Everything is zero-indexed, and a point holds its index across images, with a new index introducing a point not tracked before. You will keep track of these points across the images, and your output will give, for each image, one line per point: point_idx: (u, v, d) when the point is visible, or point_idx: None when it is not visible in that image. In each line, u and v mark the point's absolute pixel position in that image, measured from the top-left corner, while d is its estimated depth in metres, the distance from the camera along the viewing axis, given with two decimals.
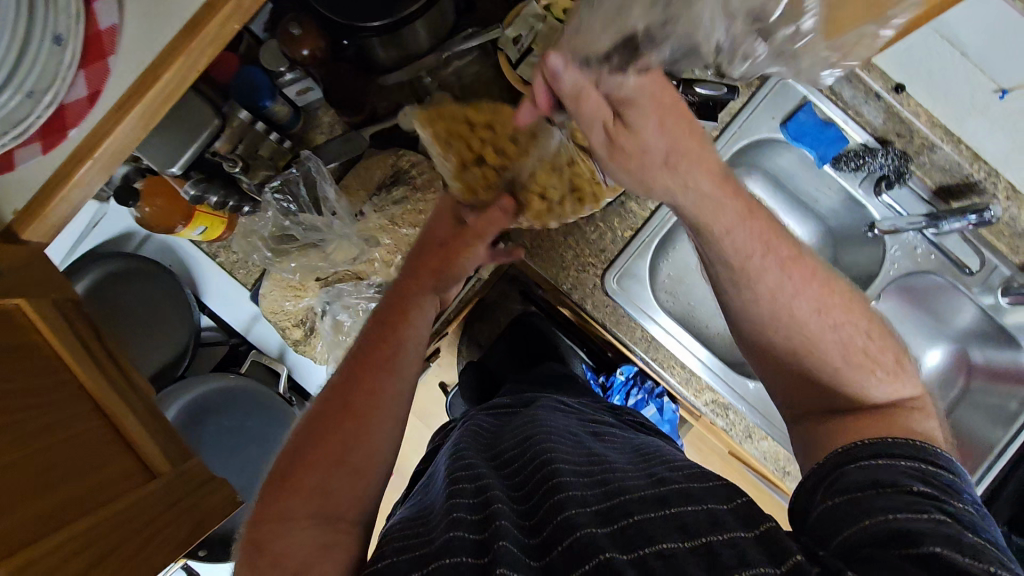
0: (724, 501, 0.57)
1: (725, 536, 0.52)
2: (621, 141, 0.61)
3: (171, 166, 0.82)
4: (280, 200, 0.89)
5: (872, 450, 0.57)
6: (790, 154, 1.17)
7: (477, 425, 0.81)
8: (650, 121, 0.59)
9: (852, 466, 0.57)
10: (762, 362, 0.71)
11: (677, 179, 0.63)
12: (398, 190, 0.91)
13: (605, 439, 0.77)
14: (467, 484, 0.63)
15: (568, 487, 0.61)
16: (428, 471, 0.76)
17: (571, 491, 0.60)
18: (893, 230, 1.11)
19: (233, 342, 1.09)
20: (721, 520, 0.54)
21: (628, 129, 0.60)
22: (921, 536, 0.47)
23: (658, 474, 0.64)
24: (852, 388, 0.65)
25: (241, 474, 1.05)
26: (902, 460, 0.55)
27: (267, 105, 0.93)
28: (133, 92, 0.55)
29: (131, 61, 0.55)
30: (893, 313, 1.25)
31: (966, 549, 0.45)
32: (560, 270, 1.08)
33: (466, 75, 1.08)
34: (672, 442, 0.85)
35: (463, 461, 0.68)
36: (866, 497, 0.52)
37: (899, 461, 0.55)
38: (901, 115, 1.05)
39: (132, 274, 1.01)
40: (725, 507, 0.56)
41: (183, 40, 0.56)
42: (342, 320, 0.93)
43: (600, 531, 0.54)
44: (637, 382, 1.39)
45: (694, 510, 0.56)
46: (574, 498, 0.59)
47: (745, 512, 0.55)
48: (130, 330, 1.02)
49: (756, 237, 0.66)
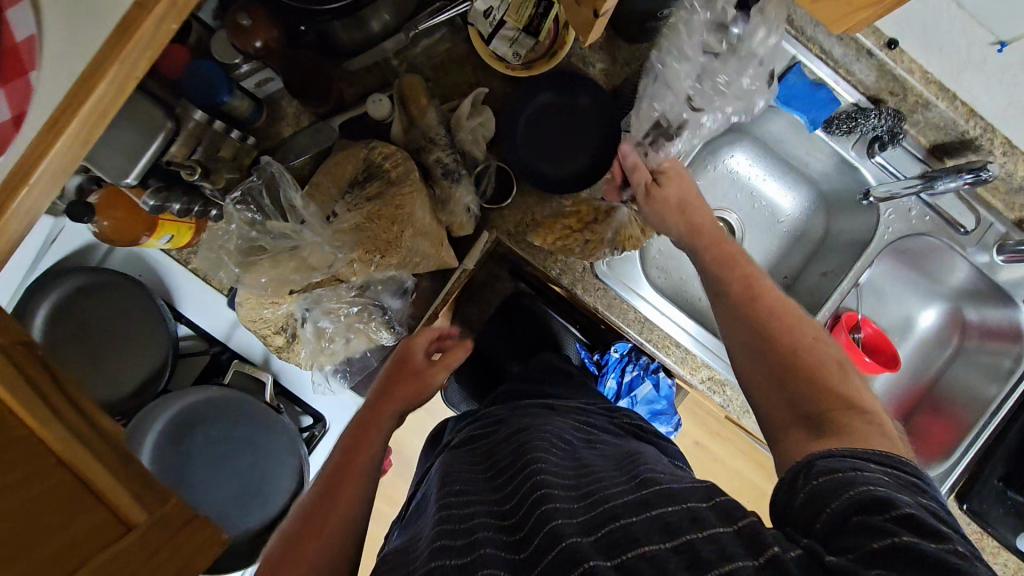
0: (703, 498, 0.56)
1: (704, 535, 0.51)
2: (655, 191, 0.93)
3: (126, 176, 0.78)
4: (243, 209, 0.84)
5: (841, 449, 0.61)
6: (780, 119, 1.13)
7: (469, 439, 0.81)
8: (674, 183, 0.94)
9: (828, 459, 0.59)
10: (745, 361, 0.78)
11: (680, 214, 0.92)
12: (372, 186, 0.88)
13: (591, 443, 0.75)
14: (456, 510, 0.64)
15: (553, 497, 0.60)
16: (423, 491, 0.77)
17: (557, 500, 0.59)
18: (888, 196, 1.05)
19: (214, 352, 1.04)
20: (701, 517, 0.53)
21: (660, 185, 0.93)
22: (895, 519, 0.50)
23: (643, 475, 0.62)
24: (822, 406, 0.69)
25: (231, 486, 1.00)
26: (870, 459, 0.58)
27: (227, 100, 0.87)
28: (64, 108, 0.50)
29: (57, 72, 0.50)
30: (886, 276, 1.24)
31: (933, 536, 0.49)
32: (547, 256, 1.04)
33: (436, 54, 1.02)
34: (662, 445, 0.84)
35: (454, 484, 0.69)
36: (843, 484, 0.55)
37: (870, 460, 0.58)
38: (892, 73, 1.00)
39: (101, 288, 0.97)
40: (706, 505, 0.55)
41: (115, 44, 0.50)
42: (325, 326, 0.91)
43: (585, 539, 0.54)
44: (632, 358, 1.38)
45: (675, 510, 0.54)
46: (561, 508, 0.58)
47: (724, 508, 0.54)
48: (105, 347, 0.98)
49: (737, 269, 0.85)
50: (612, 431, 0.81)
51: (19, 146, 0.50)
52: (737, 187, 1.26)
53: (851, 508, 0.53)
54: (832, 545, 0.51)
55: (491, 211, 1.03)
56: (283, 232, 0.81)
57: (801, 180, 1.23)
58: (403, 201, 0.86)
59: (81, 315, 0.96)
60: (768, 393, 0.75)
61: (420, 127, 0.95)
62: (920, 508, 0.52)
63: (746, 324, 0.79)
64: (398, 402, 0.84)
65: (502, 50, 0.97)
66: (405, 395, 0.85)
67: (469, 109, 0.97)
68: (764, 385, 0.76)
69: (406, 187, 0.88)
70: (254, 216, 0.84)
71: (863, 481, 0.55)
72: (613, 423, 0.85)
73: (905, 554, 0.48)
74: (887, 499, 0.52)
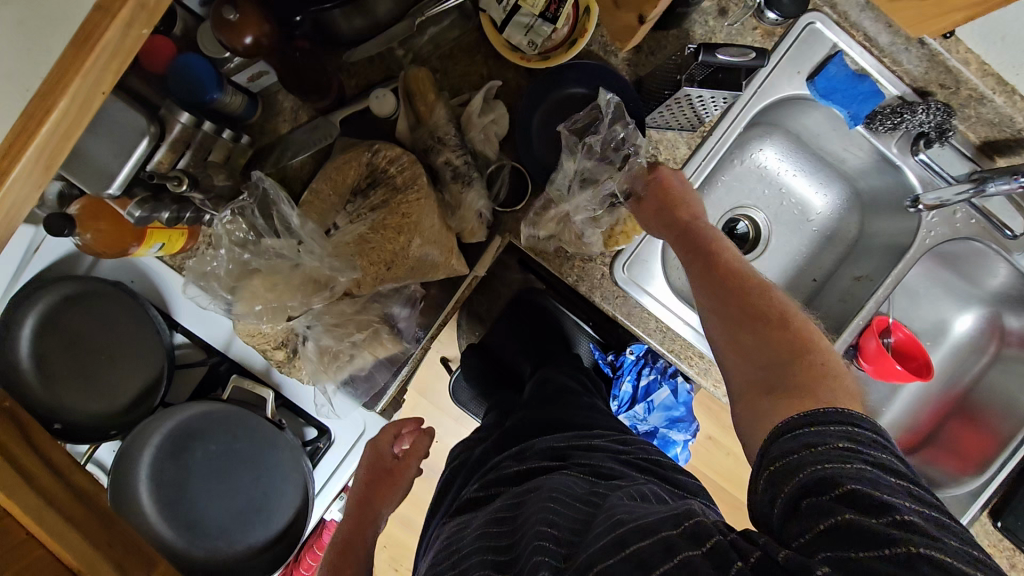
0: (675, 525, 0.53)
1: (678, 561, 0.49)
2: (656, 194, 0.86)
3: (108, 186, 0.72)
4: (233, 227, 0.79)
5: (790, 417, 0.59)
6: (817, 113, 1.04)
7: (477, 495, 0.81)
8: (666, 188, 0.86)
9: (787, 436, 0.57)
10: (716, 327, 0.75)
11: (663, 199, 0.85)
12: (377, 194, 0.82)
13: (599, 482, 0.71)
14: None
15: (544, 550, 0.57)
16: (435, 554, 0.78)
17: (545, 553, 0.57)
18: (938, 204, 0.97)
19: (211, 361, 0.97)
20: (673, 545, 0.51)
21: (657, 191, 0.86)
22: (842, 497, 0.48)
23: (633, 513, 0.59)
24: (787, 382, 0.64)
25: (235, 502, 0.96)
26: (830, 426, 0.55)
27: (217, 98, 0.79)
28: (18, 132, 0.43)
29: (10, 89, 0.44)
30: (921, 277, 1.15)
31: (875, 515, 0.46)
32: (565, 262, 0.97)
33: (444, 42, 0.93)
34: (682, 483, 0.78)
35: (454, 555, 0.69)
36: (793, 467, 0.53)
37: (828, 427, 0.54)
38: (946, 64, 0.92)
39: (92, 295, 0.91)
40: (675, 530, 0.53)
41: (74, 59, 0.43)
42: (328, 344, 0.85)
43: None
44: (649, 361, 1.32)
45: (651, 545, 0.51)
46: (547, 559, 0.56)
47: (696, 532, 0.52)
48: (97, 358, 0.92)
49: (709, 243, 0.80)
50: (619, 471, 0.75)
51: None
52: (766, 182, 1.18)
53: (799, 492, 0.51)
54: (788, 532, 0.50)
55: (504, 215, 0.95)
56: (278, 250, 0.79)
57: (835, 176, 1.15)
58: (410, 210, 0.80)
59: (71, 324, 0.91)
60: (742, 366, 0.71)
61: (427, 125, 0.88)
62: (867, 474, 0.49)
63: (721, 299, 0.75)
64: (380, 508, 0.89)
65: (517, 39, 0.87)
66: (384, 497, 0.90)
67: (480, 105, 0.89)
68: (735, 355, 0.72)
69: (414, 194, 0.81)
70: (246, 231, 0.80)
71: (808, 456, 0.52)
72: (621, 456, 0.80)
73: (853, 535, 0.46)
74: (830, 476, 0.50)
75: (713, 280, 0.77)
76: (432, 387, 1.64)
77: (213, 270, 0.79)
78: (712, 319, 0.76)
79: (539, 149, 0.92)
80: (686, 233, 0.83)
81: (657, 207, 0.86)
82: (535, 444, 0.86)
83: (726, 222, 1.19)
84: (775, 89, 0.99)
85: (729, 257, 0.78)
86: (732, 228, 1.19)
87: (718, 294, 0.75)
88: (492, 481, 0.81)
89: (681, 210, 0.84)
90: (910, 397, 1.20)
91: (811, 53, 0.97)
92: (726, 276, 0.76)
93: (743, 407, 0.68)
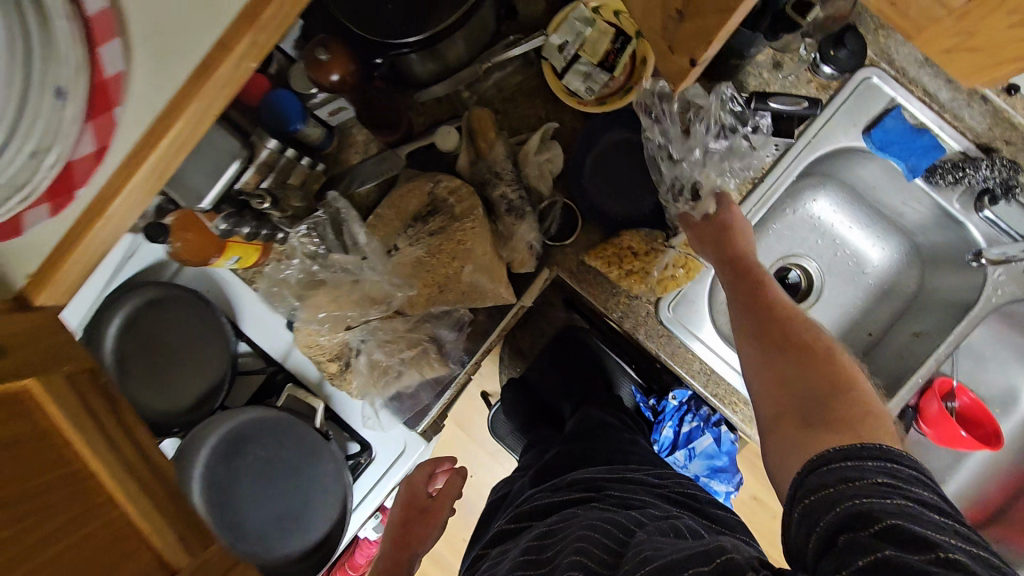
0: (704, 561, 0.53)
1: None
2: (716, 221, 0.90)
3: (201, 201, 0.81)
4: (308, 241, 0.90)
5: (825, 449, 0.58)
6: (873, 165, 1.04)
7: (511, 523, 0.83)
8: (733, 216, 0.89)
9: (822, 469, 0.56)
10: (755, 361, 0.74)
11: (722, 228, 0.89)
12: (436, 221, 0.87)
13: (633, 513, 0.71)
14: None
15: None
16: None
17: None
18: (1003, 260, 0.95)
19: (270, 370, 1.04)
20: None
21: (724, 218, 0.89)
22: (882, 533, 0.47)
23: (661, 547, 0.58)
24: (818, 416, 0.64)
25: (274, 512, 0.98)
26: (870, 459, 0.54)
27: (300, 128, 0.88)
28: (143, 145, 0.50)
29: (143, 108, 0.50)
30: (986, 339, 1.10)
31: (922, 554, 0.45)
32: (609, 299, 0.99)
33: (507, 87, 1.00)
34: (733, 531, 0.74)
35: None
36: (831, 501, 0.52)
37: (867, 461, 0.54)
38: (1012, 121, 0.94)
39: (170, 301, 0.99)
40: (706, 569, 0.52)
41: (195, 85, 0.50)
42: (379, 358, 0.90)
43: None
44: (692, 408, 1.30)
45: None
46: None
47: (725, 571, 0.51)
48: (167, 361, 1.00)
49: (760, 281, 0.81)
50: (656, 505, 0.74)
51: (101, 178, 0.50)
52: (819, 231, 1.17)
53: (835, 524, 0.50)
54: (820, 567, 0.49)
55: (554, 248, 0.98)
56: (344, 265, 0.89)
57: (893, 228, 1.13)
58: (463, 237, 0.85)
59: (148, 327, 0.99)
60: (769, 399, 0.71)
61: (487, 160, 0.94)
62: (909, 510, 0.48)
63: (758, 332, 0.75)
64: (416, 550, 0.88)
65: (576, 85, 0.94)
66: (421, 536, 0.89)
67: (537, 144, 0.95)
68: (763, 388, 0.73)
69: (469, 222, 0.86)
70: (316, 246, 0.90)
71: (845, 489, 0.52)
72: (657, 490, 0.79)
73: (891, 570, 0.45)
74: (868, 511, 0.49)
75: (751, 313, 0.77)
76: (471, 418, 1.65)
77: (286, 277, 0.91)
78: (751, 349, 0.76)
79: (589, 187, 0.96)
80: (734, 272, 0.85)
81: (714, 236, 0.88)
82: (569, 478, 0.86)
83: (777, 270, 1.18)
84: (830, 141, 0.99)
85: (766, 294, 0.79)
86: (783, 277, 1.18)
87: (757, 327, 0.76)
88: (526, 512, 0.82)
89: (729, 250, 0.86)
90: (976, 467, 1.13)
91: (867, 106, 0.98)
92: (764, 308, 0.77)
93: (771, 436, 0.68)
